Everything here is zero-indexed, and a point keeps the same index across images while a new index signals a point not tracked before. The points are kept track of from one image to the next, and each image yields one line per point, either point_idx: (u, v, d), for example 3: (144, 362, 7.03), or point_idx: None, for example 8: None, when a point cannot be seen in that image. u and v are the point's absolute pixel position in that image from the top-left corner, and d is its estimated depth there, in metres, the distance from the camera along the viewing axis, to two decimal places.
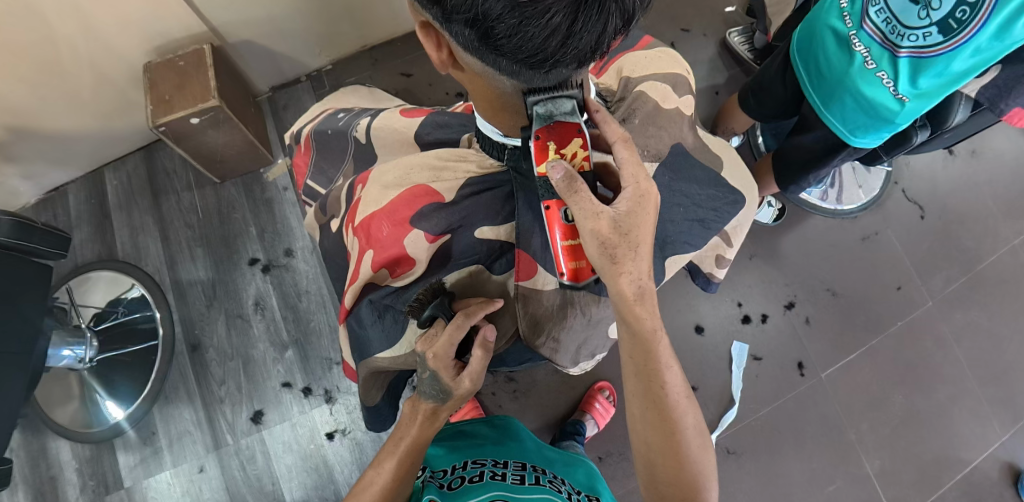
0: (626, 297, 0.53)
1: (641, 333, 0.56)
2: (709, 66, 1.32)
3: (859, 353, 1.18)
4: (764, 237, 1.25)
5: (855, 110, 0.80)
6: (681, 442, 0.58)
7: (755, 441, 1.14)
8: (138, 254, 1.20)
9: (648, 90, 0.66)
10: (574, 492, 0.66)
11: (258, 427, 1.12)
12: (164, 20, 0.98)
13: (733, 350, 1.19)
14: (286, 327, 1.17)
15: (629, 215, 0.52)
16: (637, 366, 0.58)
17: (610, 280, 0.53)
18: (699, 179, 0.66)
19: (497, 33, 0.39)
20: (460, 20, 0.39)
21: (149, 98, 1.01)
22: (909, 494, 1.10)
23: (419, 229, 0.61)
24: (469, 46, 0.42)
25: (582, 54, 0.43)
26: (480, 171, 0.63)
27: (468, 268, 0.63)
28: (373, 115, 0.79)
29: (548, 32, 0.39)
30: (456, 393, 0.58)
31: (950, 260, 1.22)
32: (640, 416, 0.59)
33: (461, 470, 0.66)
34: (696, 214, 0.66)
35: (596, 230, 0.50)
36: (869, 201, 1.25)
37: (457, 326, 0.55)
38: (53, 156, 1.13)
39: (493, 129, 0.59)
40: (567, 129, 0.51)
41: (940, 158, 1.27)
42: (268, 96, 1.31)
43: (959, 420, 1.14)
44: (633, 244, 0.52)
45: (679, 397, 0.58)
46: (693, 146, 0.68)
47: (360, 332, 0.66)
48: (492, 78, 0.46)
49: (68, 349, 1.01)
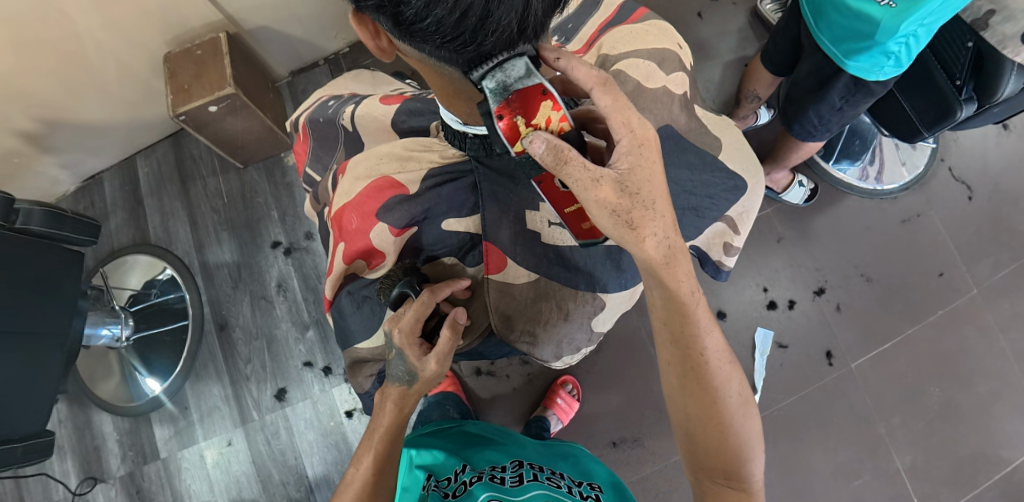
0: (654, 262, 0.51)
1: (677, 296, 0.53)
2: (738, 37, 1.24)
3: (893, 343, 1.11)
4: (793, 219, 1.19)
5: (844, 29, 0.76)
6: (723, 410, 0.55)
7: (777, 430, 1.10)
8: (168, 238, 1.25)
9: (627, 68, 0.62)
10: (575, 484, 0.67)
11: (281, 404, 1.17)
12: (181, 8, 1.00)
13: (756, 336, 1.14)
14: (308, 308, 1.21)
15: (633, 171, 0.49)
16: (672, 333, 0.55)
17: (633, 246, 0.50)
18: (691, 165, 0.62)
19: (410, 17, 0.39)
20: (373, 7, 0.40)
21: (169, 87, 1.05)
22: (941, 492, 1.04)
23: (385, 222, 0.61)
24: (395, 34, 0.42)
25: (509, 36, 0.41)
26: (443, 161, 0.63)
27: (441, 260, 0.65)
28: (357, 102, 0.78)
29: (459, 12, 0.38)
30: (423, 376, 0.58)
31: (1000, 245, 1.12)
32: (677, 385, 0.56)
33: (462, 476, 0.67)
34: (688, 201, 0.63)
35: (603, 198, 0.48)
36: (912, 180, 1.16)
37: (423, 303, 0.58)
38: (88, 145, 1.18)
39: (453, 118, 0.56)
40: (529, 95, 0.46)
41: (993, 133, 1.17)
42: (288, 81, 1.33)
43: (1003, 417, 1.06)
44: (646, 202, 0.49)
45: (720, 363, 0.55)
46: (685, 128, 0.63)
47: (341, 322, 0.68)
48: (430, 65, 0.46)
49: (106, 328, 1.07)
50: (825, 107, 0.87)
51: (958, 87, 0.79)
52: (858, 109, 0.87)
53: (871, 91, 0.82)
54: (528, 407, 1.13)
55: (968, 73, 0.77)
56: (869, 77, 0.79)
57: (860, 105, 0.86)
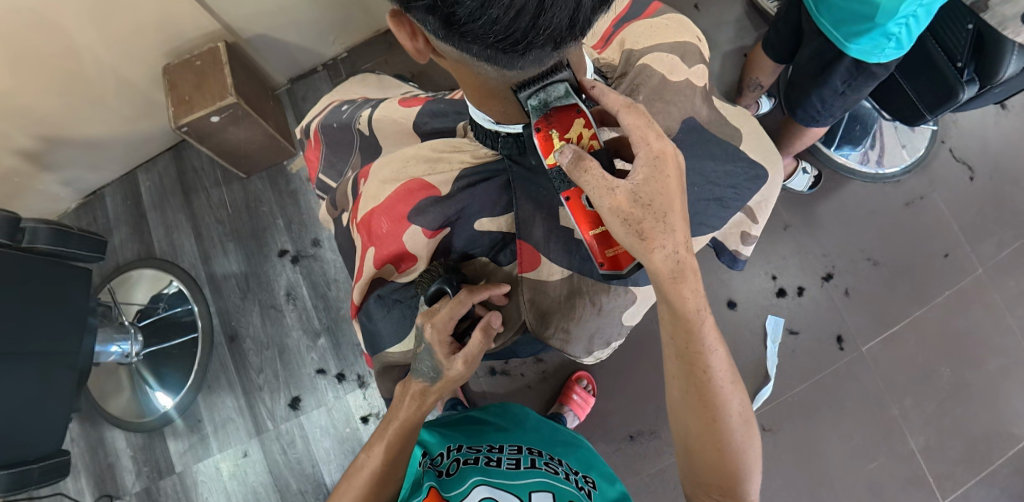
0: (661, 274, 0.51)
1: (683, 312, 0.53)
2: (736, 27, 1.25)
3: (902, 324, 1.12)
4: (799, 206, 1.19)
5: (845, 13, 0.77)
6: (722, 430, 0.56)
7: (791, 417, 1.11)
8: (174, 251, 1.24)
9: (653, 62, 0.63)
10: (573, 473, 0.68)
11: (296, 413, 1.16)
12: (180, 19, 0.99)
13: (767, 324, 1.15)
14: (318, 315, 1.20)
15: (649, 183, 0.50)
16: (677, 348, 0.55)
17: (643, 256, 0.51)
18: (714, 155, 0.63)
19: (461, 17, 0.38)
20: (421, 7, 0.39)
21: (170, 99, 1.04)
22: (955, 471, 1.05)
23: (417, 225, 0.61)
24: (438, 34, 0.42)
25: (557, 34, 0.40)
26: (475, 161, 0.63)
27: (476, 259, 0.65)
28: (373, 106, 0.78)
29: (513, 12, 0.37)
30: (447, 375, 0.59)
31: (1003, 223, 1.13)
32: (681, 399, 0.57)
33: (456, 454, 0.68)
34: (711, 193, 0.63)
35: (614, 206, 0.49)
36: (913, 162, 1.17)
37: (459, 301, 0.58)
38: (89, 161, 1.18)
39: (484, 117, 0.57)
40: (566, 114, 0.51)
41: (991, 114, 1.18)
42: (287, 88, 1.32)
43: (1013, 394, 1.07)
44: (659, 215, 0.50)
45: (724, 382, 0.56)
46: (707, 120, 0.64)
47: (371, 326, 0.68)
48: (471, 65, 0.45)
49: (116, 345, 1.06)
50: (830, 93, 0.88)
51: (959, 69, 0.79)
52: (866, 90, 0.87)
53: (872, 74, 0.82)
54: (544, 404, 1.13)
55: (969, 54, 0.78)
56: (869, 61, 0.80)
57: (863, 89, 0.86)
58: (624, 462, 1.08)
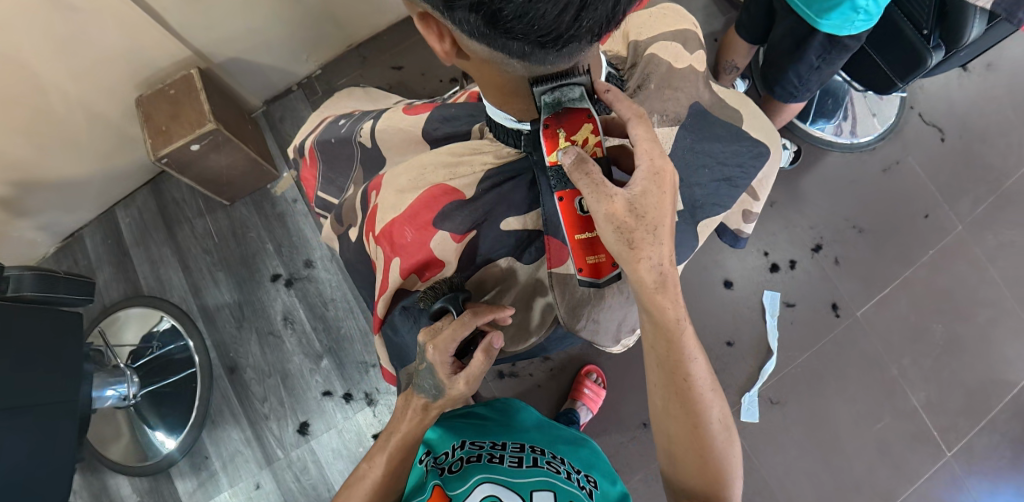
0: (646, 284, 0.52)
1: (664, 322, 0.55)
2: (704, 13, 1.27)
3: (893, 287, 1.15)
4: (782, 181, 1.23)
5: None
6: (704, 435, 0.58)
7: (797, 388, 1.13)
8: (162, 287, 1.21)
9: (660, 51, 0.65)
10: (574, 471, 0.62)
11: (305, 438, 1.14)
12: (150, 49, 0.97)
13: (765, 299, 1.17)
14: (318, 337, 1.18)
15: (644, 195, 0.50)
16: (658, 357, 0.57)
17: (629, 266, 0.52)
18: (721, 136, 0.64)
19: (506, 15, 0.38)
20: (464, 6, 0.38)
21: (147, 131, 1.01)
22: (958, 422, 1.09)
23: (444, 230, 0.60)
24: (477, 32, 0.41)
25: (597, 26, 0.41)
26: (498, 161, 0.63)
27: (495, 265, 0.63)
28: (375, 117, 0.79)
29: (563, 8, 0.37)
30: (449, 393, 0.57)
31: (976, 180, 1.18)
32: (661, 407, 0.59)
33: (460, 451, 0.62)
34: (721, 173, 0.65)
35: (610, 213, 0.49)
36: (886, 130, 1.21)
37: (462, 323, 0.55)
38: (64, 203, 1.14)
39: (505, 115, 0.58)
40: (577, 116, 0.51)
41: (955, 77, 1.23)
42: (263, 110, 1.30)
43: (1003, 341, 1.11)
44: (651, 228, 0.51)
45: (704, 390, 0.58)
46: (710, 103, 0.66)
47: (397, 338, 0.67)
48: (501, 62, 0.46)
49: (111, 388, 1.02)
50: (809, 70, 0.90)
51: (925, 37, 0.82)
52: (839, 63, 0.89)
53: (844, 47, 0.85)
54: (556, 401, 1.13)
55: (933, 21, 0.81)
56: (838, 33, 0.82)
57: (837, 61, 0.89)
58: (641, 450, 1.09)
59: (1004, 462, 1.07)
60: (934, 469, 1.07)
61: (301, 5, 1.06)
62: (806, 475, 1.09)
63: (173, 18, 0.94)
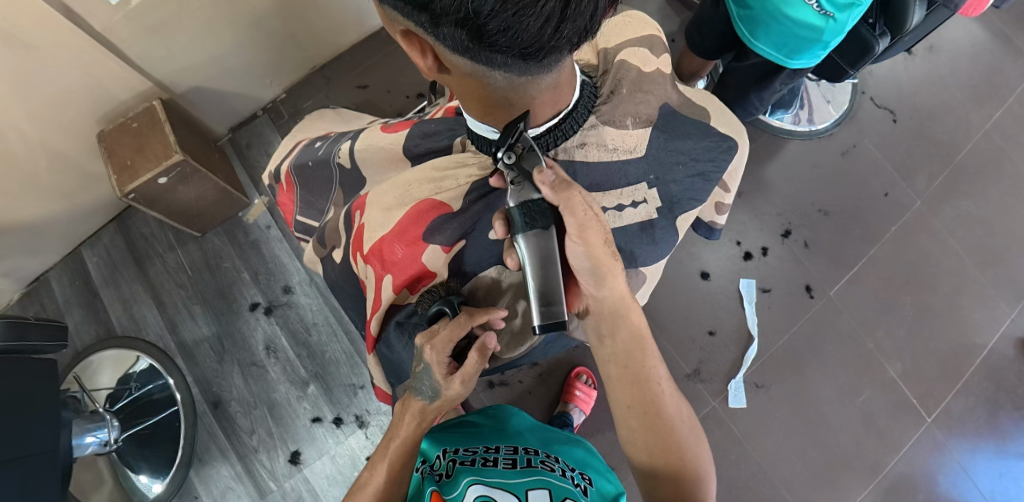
0: (619, 304, 0.60)
1: (632, 337, 0.61)
2: (660, 15, 1.31)
3: (861, 264, 1.21)
4: (748, 171, 1.27)
5: (784, 36, 0.81)
6: (677, 437, 0.60)
7: (781, 370, 1.16)
8: (137, 325, 1.17)
9: (628, 58, 0.66)
10: (569, 469, 0.62)
11: (298, 467, 1.12)
12: (109, 82, 0.95)
13: (742, 287, 1.20)
14: (303, 363, 1.17)
15: (608, 217, 0.58)
16: (630, 375, 0.61)
17: (604, 290, 0.59)
18: (691, 134, 0.67)
19: (489, 29, 0.39)
20: (449, 23, 0.40)
21: (111, 167, 0.99)
22: (934, 388, 1.14)
23: (435, 243, 0.61)
24: (462, 46, 0.42)
25: (576, 35, 0.42)
26: (483, 173, 0.63)
27: (482, 277, 0.64)
28: (352, 137, 0.79)
29: (545, 19, 0.38)
30: (445, 394, 0.58)
31: (929, 157, 1.25)
32: (636, 424, 0.61)
33: (453, 454, 0.62)
34: (695, 169, 0.67)
35: (592, 244, 0.56)
36: (841, 116, 1.27)
37: (459, 323, 0.56)
38: (27, 247, 1.10)
39: (486, 128, 0.58)
40: (555, 144, 0.52)
41: (901, 61, 1.31)
42: (229, 138, 1.27)
43: (969, 306, 1.18)
44: (616, 247, 0.58)
45: (666, 388, 0.62)
46: (679, 103, 0.69)
47: (392, 355, 0.68)
48: (482, 73, 0.47)
49: (91, 435, 0.98)
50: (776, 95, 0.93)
51: (871, 26, 0.86)
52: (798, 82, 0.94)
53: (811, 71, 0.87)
54: (548, 406, 1.13)
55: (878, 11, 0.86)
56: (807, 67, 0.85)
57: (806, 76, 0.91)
58: None
59: (981, 423, 1.12)
60: (918, 436, 1.12)
61: (262, 28, 1.05)
62: (796, 454, 1.12)
63: (132, 51, 0.92)
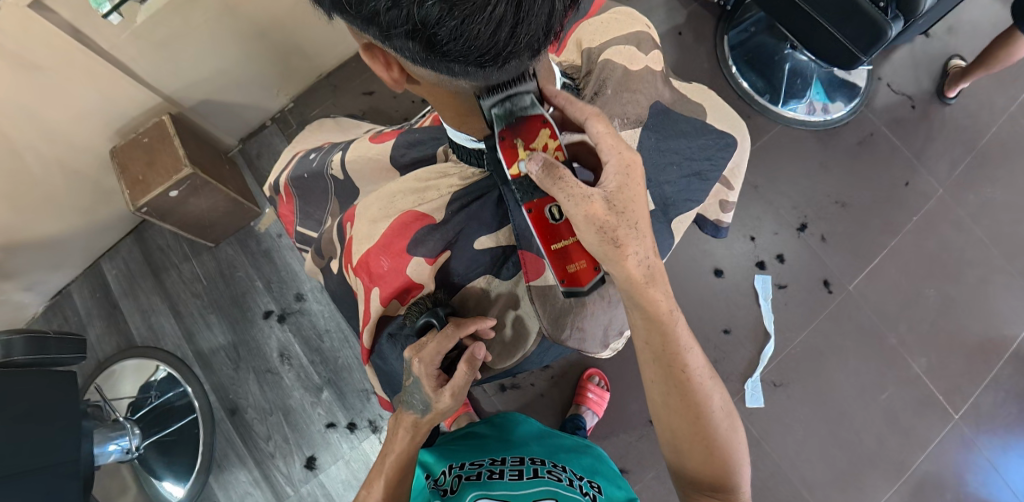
0: (637, 280, 0.53)
1: (658, 316, 0.55)
2: (665, 9, 1.29)
3: (882, 257, 1.16)
4: (761, 163, 1.23)
5: None
6: (707, 426, 0.57)
7: (799, 368, 1.13)
8: (155, 335, 1.20)
9: (613, 57, 0.65)
10: (577, 478, 0.61)
11: (314, 472, 1.13)
12: (118, 100, 0.97)
13: (756, 284, 1.17)
14: (316, 369, 1.18)
15: (620, 191, 0.51)
16: (654, 352, 0.56)
17: (617, 264, 0.52)
18: (686, 133, 0.66)
19: (441, 38, 0.39)
20: (400, 35, 0.39)
21: (124, 181, 1.01)
22: (960, 383, 1.10)
23: (418, 255, 0.61)
24: (418, 57, 0.42)
25: (533, 41, 0.42)
26: (464, 182, 0.64)
27: (472, 287, 0.63)
28: (344, 148, 0.80)
29: (495, 25, 0.38)
30: (436, 408, 0.57)
31: (951, 142, 1.20)
32: (662, 403, 0.58)
33: (458, 470, 0.62)
34: (691, 168, 0.66)
35: (591, 213, 0.50)
36: (857, 103, 1.23)
37: (446, 335, 0.56)
38: (49, 261, 1.13)
39: (465, 136, 0.58)
40: (532, 123, 0.50)
41: (919, 44, 1.26)
42: (239, 148, 1.30)
43: (996, 297, 1.13)
44: (631, 222, 0.52)
45: (702, 379, 0.57)
46: (672, 101, 0.67)
47: (387, 368, 0.67)
48: (447, 83, 0.47)
49: (113, 443, 1.01)
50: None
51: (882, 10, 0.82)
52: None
53: None
54: (560, 409, 1.12)
55: None
56: None
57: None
58: (650, 448, 1.09)
59: (1011, 418, 1.08)
60: (944, 434, 1.08)
61: (267, 38, 1.07)
62: (818, 454, 1.09)
63: (142, 69, 0.94)
